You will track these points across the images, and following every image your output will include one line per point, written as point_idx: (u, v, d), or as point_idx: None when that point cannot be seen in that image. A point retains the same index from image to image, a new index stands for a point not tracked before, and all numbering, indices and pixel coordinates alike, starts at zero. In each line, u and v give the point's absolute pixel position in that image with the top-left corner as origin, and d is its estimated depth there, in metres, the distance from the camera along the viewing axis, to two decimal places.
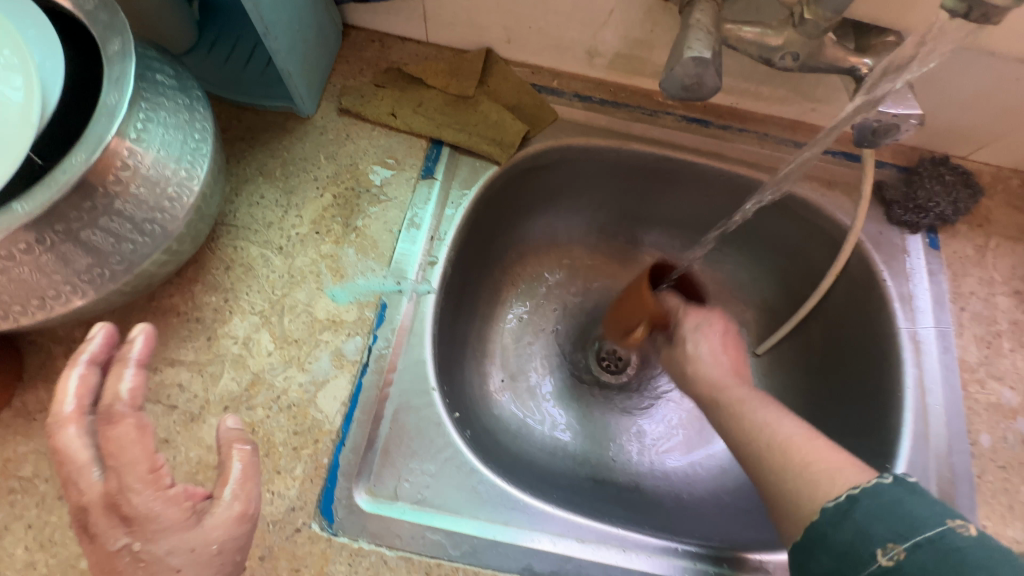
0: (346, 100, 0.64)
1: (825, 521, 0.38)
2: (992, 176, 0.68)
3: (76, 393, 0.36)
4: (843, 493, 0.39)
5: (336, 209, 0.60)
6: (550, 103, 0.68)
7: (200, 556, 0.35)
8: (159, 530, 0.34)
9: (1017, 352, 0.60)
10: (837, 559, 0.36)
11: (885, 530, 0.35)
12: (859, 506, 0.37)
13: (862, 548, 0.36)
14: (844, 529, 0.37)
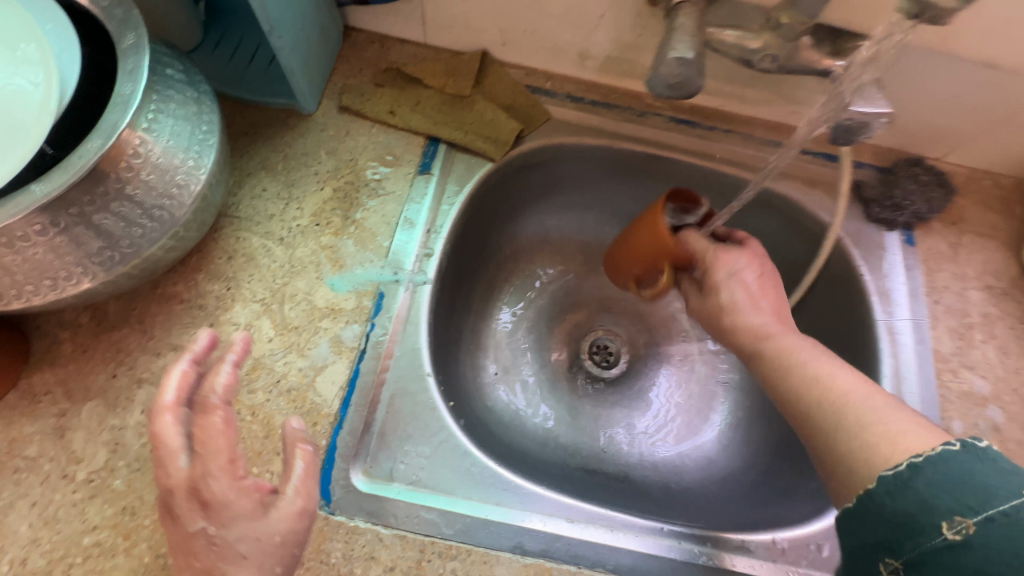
0: (346, 99, 0.66)
1: (882, 490, 0.35)
2: (966, 176, 0.71)
3: (177, 383, 0.38)
4: (905, 460, 0.36)
5: (335, 202, 0.62)
6: (544, 103, 0.71)
7: (265, 546, 0.37)
8: (232, 518, 0.36)
9: (988, 343, 0.63)
10: (893, 528, 0.34)
11: (953, 502, 0.32)
12: (923, 475, 0.34)
13: (924, 518, 0.32)
14: (904, 499, 0.34)
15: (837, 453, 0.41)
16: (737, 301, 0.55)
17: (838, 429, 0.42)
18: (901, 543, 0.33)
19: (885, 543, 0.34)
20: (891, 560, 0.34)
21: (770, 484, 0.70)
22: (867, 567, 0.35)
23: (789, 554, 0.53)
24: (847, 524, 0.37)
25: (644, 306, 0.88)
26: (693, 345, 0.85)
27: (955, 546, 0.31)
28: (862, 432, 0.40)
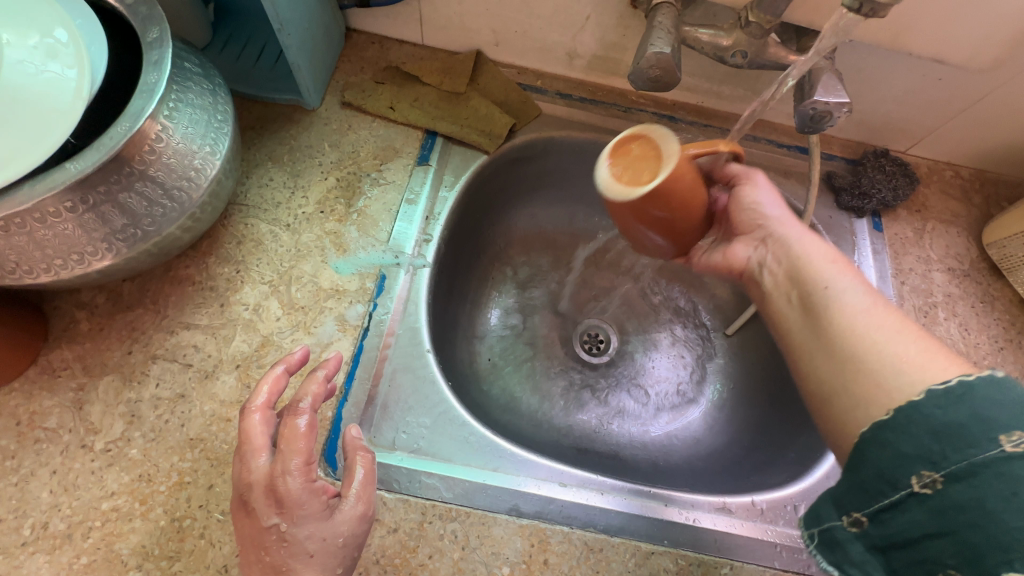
0: (349, 95, 0.70)
1: (932, 403, 0.34)
2: (928, 168, 0.77)
3: (268, 389, 0.45)
4: (954, 379, 0.35)
5: (339, 190, 0.65)
6: (535, 99, 0.75)
7: (328, 545, 0.43)
8: (302, 516, 0.42)
9: (950, 320, 0.68)
10: (941, 440, 0.33)
11: (1011, 417, 0.32)
12: (979, 392, 0.33)
13: (980, 431, 0.32)
14: (957, 413, 0.33)
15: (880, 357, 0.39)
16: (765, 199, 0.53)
17: (883, 336, 0.40)
18: (946, 456, 0.33)
19: (928, 455, 0.33)
20: (929, 472, 0.33)
21: (752, 457, 0.73)
22: (899, 479, 0.34)
23: (767, 514, 0.56)
24: (877, 440, 0.36)
25: (634, 295, 0.92)
26: (681, 331, 0.89)
27: (1009, 458, 0.31)
28: (909, 346, 0.39)
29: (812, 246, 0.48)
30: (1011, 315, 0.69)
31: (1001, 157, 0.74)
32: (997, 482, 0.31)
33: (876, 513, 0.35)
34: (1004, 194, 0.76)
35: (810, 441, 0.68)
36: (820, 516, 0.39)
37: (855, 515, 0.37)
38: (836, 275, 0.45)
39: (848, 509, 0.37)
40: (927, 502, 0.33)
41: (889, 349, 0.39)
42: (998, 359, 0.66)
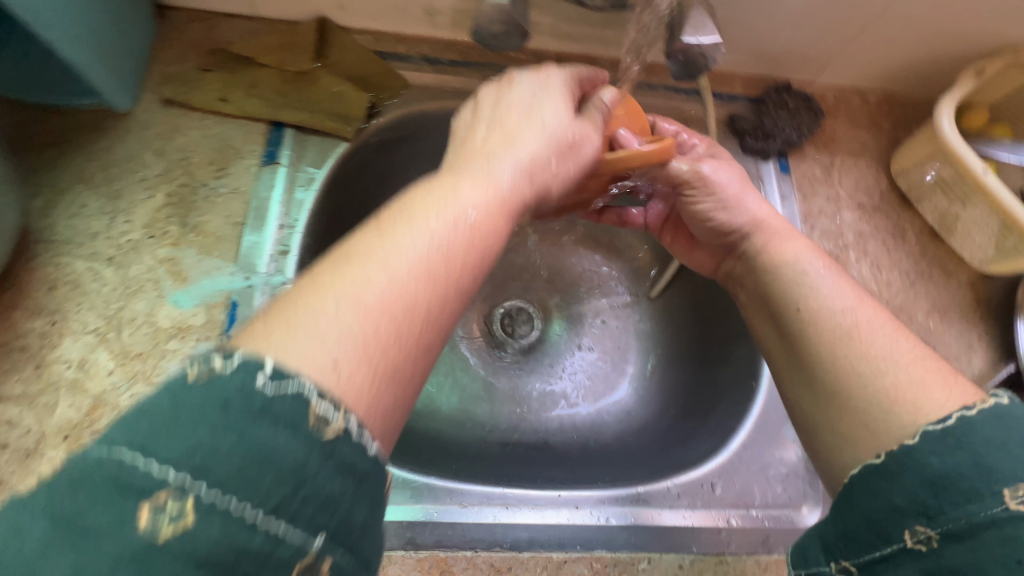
0: (168, 90, 0.58)
1: (927, 448, 0.31)
2: (835, 97, 0.71)
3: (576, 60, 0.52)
4: (953, 414, 0.32)
5: (170, 208, 0.55)
6: (398, 69, 0.65)
7: (563, 136, 0.40)
8: (561, 96, 0.42)
9: (862, 261, 0.65)
10: (938, 492, 0.29)
11: (1015, 465, 0.29)
12: (978, 432, 0.30)
13: (981, 483, 0.29)
14: (954, 458, 0.30)
15: (870, 390, 0.36)
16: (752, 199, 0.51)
17: (884, 359, 0.37)
18: (944, 510, 0.29)
19: (923, 507, 0.30)
20: (925, 526, 0.29)
21: (678, 427, 0.67)
22: (890, 531, 0.30)
23: (684, 498, 0.54)
24: (867, 487, 0.32)
25: (554, 267, 0.86)
26: (604, 301, 0.84)
27: (1013, 518, 0.28)
28: (911, 371, 0.36)
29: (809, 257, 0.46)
30: (921, 246, 0.67)
31: (905, 76, 0.69)
32: (999, 547, 0.27)
33: (868, 565, 0.31)
34: (912, 115, 0.72)
35: (728, 408, 0.64)
36: (806, 556, 0.35)
37: (845, 562, 0.32)
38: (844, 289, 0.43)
39: (837, 556, 0.33)
40: (922, 561, 0.29)
41: (888, 377, 0.36)
42: (910, 295, 0.64)
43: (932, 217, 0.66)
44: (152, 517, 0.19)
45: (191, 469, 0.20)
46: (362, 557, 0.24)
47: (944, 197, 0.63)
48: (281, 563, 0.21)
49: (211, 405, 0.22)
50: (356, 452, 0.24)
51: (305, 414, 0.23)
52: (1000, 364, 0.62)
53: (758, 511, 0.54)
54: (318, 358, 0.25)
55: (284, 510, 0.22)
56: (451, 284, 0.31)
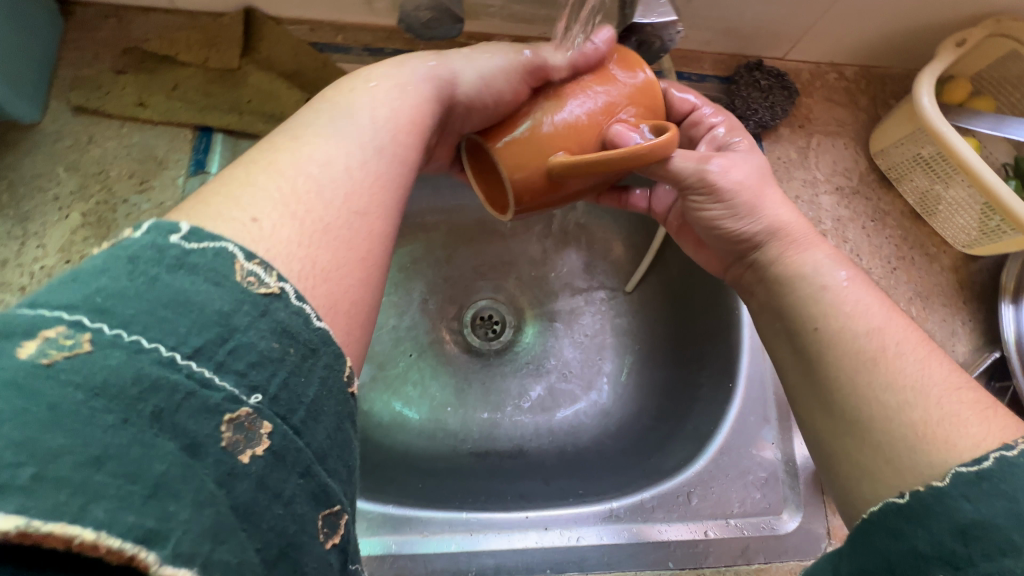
0: (78, 96, 0.53)
1: (958, 493, 0.28)
2: (811, 73, 0.67)
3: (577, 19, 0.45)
4: (990, 455, 0.29)
5: (87, 229, 0.50)
6: (337, 61, 0.59)
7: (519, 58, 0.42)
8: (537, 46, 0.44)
9: (841, 248, 0.62)
10: (968, 543, 0.27)
11: None
12: (1019, 478, 0.28)
13: (1019, 536, 0.26)
14: (990, 507, 0.27)
15: (894, 424, 0.34)
16: (772, 202, 0.44)
17: (913, 390, 0.34)
18: (973, 561, 0.26)
19: (949, 556, 0.27)
20: None
21: (657, 429, 0.64)
22: None
23: (659, 512, 0.52)
24: (890, 523, 0.30)
25: (523, 262, 0.79)
26: (581, 296, 0.77)
27: None
28: (944, 404, 0.33)
29: (832, 270, 0.41)
30: (902, 229, 0.63)
31: (883, 48, 0.65)
32: None
33: None
34: (891, 90, 0.68)
35: (706, 411, 0.60)
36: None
37: None
38: (874, 306, 0.38)
39: None
40: None
41: (917, 412, 0.33)
42: (891, 282, 0.61)
43: (913, 198, 0.63)
44: (43, 347, 0.19)
45: (92, 308, 0.20)
46: (308, 438, 0.23)
47: (926, 176, 0.60)
48: (206, 408, 0.20)
49: (119, 263, 0.22)
50: (291, 316, 0.24)
51: (228, 272, 0.23)
52: (986, 349, 0.59)
53: (736, 520, 0.53)
54: (237, 224, 0.26)
55: (206, 354, 0.21)
56: (374, 168, 0.34)
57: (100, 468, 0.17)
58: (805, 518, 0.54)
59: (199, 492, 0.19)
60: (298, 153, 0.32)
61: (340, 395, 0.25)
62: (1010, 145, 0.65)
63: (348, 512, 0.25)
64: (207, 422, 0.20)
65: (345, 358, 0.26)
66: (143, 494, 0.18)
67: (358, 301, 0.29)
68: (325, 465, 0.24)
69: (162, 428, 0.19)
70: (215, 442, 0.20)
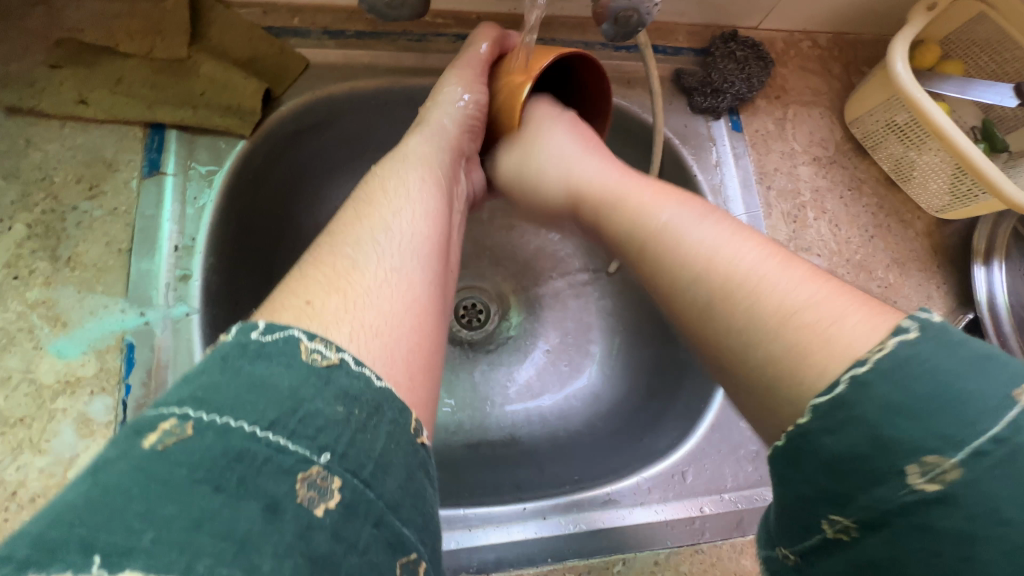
0: (10, 95, 0.48)
1: (819, 428, 0.25)
2: (784, 42, 0.66)
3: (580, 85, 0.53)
4: (842, 377, 0.26)
5: (35, 240, 0.47)
6: (295, 47, 0.56)
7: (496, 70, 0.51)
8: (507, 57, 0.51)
9: (820, 219, 0.62)
10: (840, 479, 0.25)
11: (923, 433, 0.24)
12: (873, 397, 0.24)
13: (883, 463, 0.24)
14: (855, 432, 0.25)
15: (776, 359, 0.30)
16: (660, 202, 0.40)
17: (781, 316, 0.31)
18: (854, 496, 0.25)
19: (832, 494, 0.25)
20: (839, 516, 0.25)
21: (647, 409, 0.63)
22: (810, 523, 0.27)
23: (655, 492, 0.54)
24: (805, 459, 0.26)
25: (504, 249, 0.77)
26: (564, 279, 0.76)
27: (926, 501, 0.23)
28: (806, 323, 0.30)
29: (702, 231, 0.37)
30: (878, 197, 0.64)
31: (856, 14, 0.65)
32: (916, 537, 0.23)
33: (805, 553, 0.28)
34: (863, 57, 0.68)
35: (695, 388, 0.61)
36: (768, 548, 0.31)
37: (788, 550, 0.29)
38: (743, 258, 0.35)
39: (779, 543, 0.29)
40: (848, 551, 0.25)
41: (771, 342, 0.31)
42: (869, 250, 0.62)
43: (888, 165, 0.63)
44: (158, 437, 0.22)
45: (194, 400, 0.24)
46: (380, 490, 0.24)
47: (900, 143, 0.60)
48: (282, 470, 0.22)
49: (213, 360, 0.26)
50: (354, 380, 0.26)
51: (296, 352, 0.26)
52: (960, 311, 0.61)
53: (730, 494, 0.55)
54: (294, 308, 0.29)
55: (281, 425, 0.23)
56: (407, 233, 0.36)
57: (198, 529, 0.20)
58: None
59: (278, 545, 0.20)
60: (336, 239, 0.35)
61: (408, 447, 0.26)
62: (978, 108, 0.66)
63: (428, 562, 0.25)
64: (283, 482, 0.22)
65: (409, 411, 0.28)
66: (233, 549, 0.19)
67: (415, 349, 0.31)
68: (400, 514, 0.25)
69: (247, 493, 0.21)
70: (292, 498, 0.22)
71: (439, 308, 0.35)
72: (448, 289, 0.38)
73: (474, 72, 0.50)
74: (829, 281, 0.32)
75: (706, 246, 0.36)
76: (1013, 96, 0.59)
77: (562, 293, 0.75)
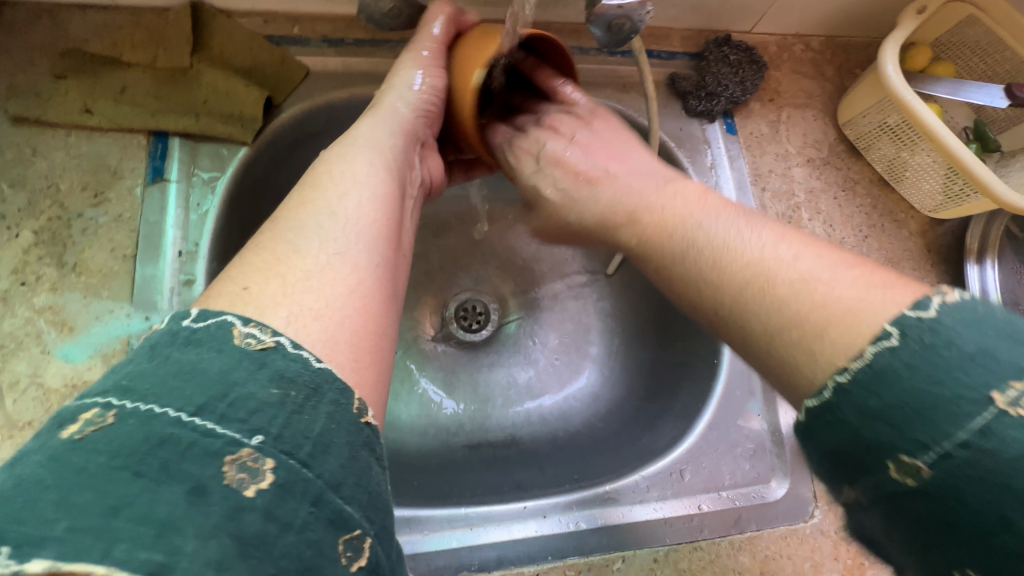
0: (16, 105, 0.49)
1: (812, 425, 0.27)
2: (777, 45, 0.67)
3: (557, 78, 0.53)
4: (828, 382, 0.27)
5: (42, 247, 0.47)
6: (295, 55, 0.57)
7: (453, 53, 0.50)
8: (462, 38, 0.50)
9: (815, 219, 0.63)
10: (837, 467, 0.27)
11: (895, 435, 0.24)
12: (851, 403, 0.26)
13: (866, 457, 0.25)
14: (838, 432, 0.26)
15: (783, 336, 0.32)
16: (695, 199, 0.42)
17: (790, 298, 0.32)
18: (851, 481, 0.27)
19: (835, 476, 0.27)
20: (847, 493, 0.27)
21: (646, 409, 0.64)
22: (833, 491, 0.28)
23: (655, 491, 0.54)
24: (819, 434, 0.27)
25: (503, 251, 0.78)
26: (563, 281, 0.77)
27: (908, 494, 0.24)
28: (827, 297, 0.31)
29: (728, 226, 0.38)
30: (872, 197, 0.65)
31: (847, 17, 0.66)
32: (899, 515, 0.25)
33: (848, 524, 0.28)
34: (856, 59, 0.69)
35: (693, 388, 0.61)
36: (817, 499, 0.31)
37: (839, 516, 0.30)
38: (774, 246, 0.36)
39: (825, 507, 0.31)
40: (852, 520, 0.27)
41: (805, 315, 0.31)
42: (863, 250, 0.63)
43: (881, 166, 0.64)
44: (80, 426, 0.23)
45: (120, 391, 0.24)
46: (320, 469, 0.25)
47: (893, 144, 0.61)
48: (210, 453, 0.22)
49: (142, 353, 0.26)
50: (289, 363, 0.27)
51: (228, 337, 0.27)
52: None
53: (729, 492, 0.55)
54: (230, 294, 0.30)
55: (209, 409, 0.24)
56: (350, 217, 0.36)
57: (117, 515, 0.20)
58: (793, 484, 0.56)
59: (202, 527, 0.20)
60: (280, 225, 0.35)
61: (349, 426, 0.27)
62: (969, 109, 0.67)
63: (375, 538, 0.26)
64: (209, 465, 0.22)
65: (350, 391, 0.28)
66: (152, 533, 0.20)
67: (358, 330, 0.32)
68: (341, 492, 0.25)
69: (169, 478, 0.21)
70: (219, 481, 0.22)
71: (387, 291, 0.35)
72: (401, 271, 0.39)
73: (428, 55, 0.49)
74: (850, 264, 0.33)
75: (722, 236, 0.38)
76: (1004, 96, 0.60)
77: (561, 295, 0.76)
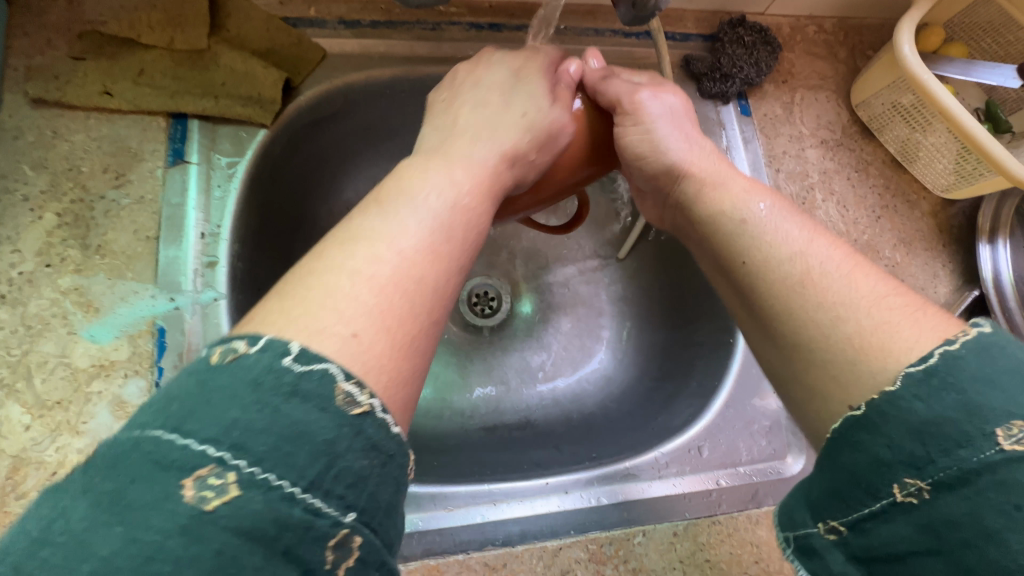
0: (35, 87, 0.49)
1: (909, 394, 0.27)
2: (790, 27, 0.67)
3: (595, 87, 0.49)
4: (935, 351, 0.28)
5: (65, 229, 0.47)
6: (312, 37, 0.57)
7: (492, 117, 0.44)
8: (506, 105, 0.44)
9: (828, 201, 0.64)
10: (925, 441, 0.26)
11: (1009, 403, 0.25)
12: (965, 370, 0.27)
13: (972, 426, 0.25)
14: (942, 401, 0.26)
15: (831, 340, 0.32)
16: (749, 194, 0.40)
17: (841, 304, 0.32)
18: (932, 460, 0.26)
19: (911, 458, 0.26)
20: (914, 478, 0.26)
21: (661, 388, 0.65)
22: (874, 483, 0.27)
23: (672, 467, 0.55)
24: (886, 424, 0.27)
25: (515, 237, 0.78)
26: (574, 266, 0.77)
27: (1006, 460, 0.25)
28: (872, 314, 0.31)
29: (776, 227, 0.37)
30: (885, 178, 0.65)
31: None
32: (995, 492, 0.25)
33: (857, 522, 0.28)
34: (868, 41, 0.69)
35: (708, 367, 0.62)
36: (795, 520, 0.31)
37: (833, 522, 0.29)
38: (811, 247, 0.36)
39: (823, 514, 0.29)
40: (912, 514, 0.26)
41: (850, 324, 0.31)
42: (876, 231, 0.63)
43: (894, 147, 0.64)
44: (198, 490, 0.21)
45: (231, 444, 0.22)
46: (385, 534, 0.26)
47: (905, 125, 0.61)
48: (314, 535, 0.23)
49: (241, 382, 0.24)
50: (380, 431, 0.25)
51: (332, 393, 0.24)
52: (966, 289, 0.62)
53: (745, 467, 0.56)
54: (336, 336, 0.26)
55: (317, 485, 0.23)
56: (432, 242, 0.33)
57: None
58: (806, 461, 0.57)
59: None
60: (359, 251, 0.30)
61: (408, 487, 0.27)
62: (981, 90, 0.67)
63: None
64: (319, 549, 0.23)
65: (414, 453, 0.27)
66: None
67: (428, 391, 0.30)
68: (394, 552, 0.27)
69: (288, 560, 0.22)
70: (321, 564, 0.23)
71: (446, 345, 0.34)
72: None
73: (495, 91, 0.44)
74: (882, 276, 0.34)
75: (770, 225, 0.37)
76: (1016, 76, 0.60)
77: (571, 278, 0.77)
